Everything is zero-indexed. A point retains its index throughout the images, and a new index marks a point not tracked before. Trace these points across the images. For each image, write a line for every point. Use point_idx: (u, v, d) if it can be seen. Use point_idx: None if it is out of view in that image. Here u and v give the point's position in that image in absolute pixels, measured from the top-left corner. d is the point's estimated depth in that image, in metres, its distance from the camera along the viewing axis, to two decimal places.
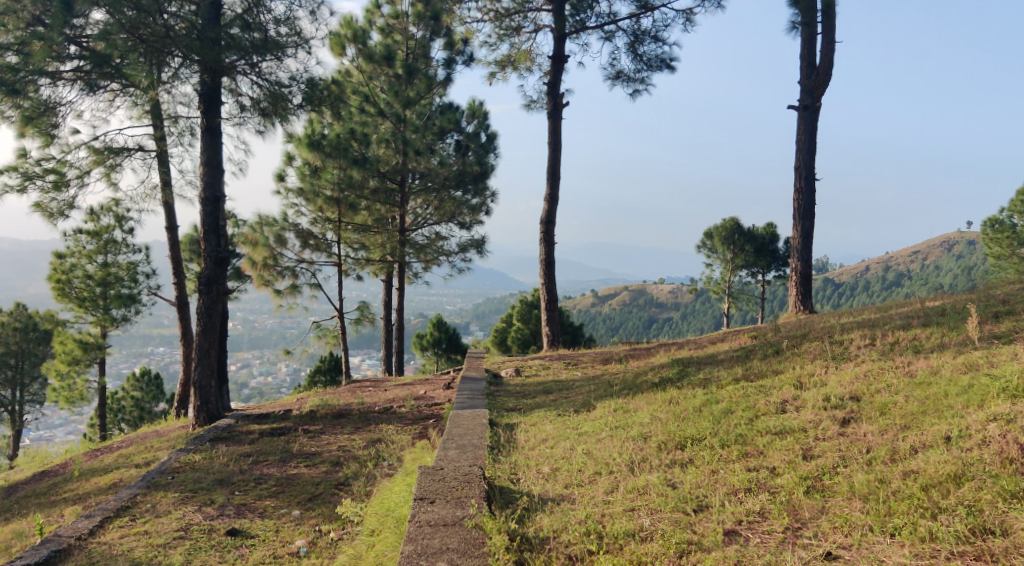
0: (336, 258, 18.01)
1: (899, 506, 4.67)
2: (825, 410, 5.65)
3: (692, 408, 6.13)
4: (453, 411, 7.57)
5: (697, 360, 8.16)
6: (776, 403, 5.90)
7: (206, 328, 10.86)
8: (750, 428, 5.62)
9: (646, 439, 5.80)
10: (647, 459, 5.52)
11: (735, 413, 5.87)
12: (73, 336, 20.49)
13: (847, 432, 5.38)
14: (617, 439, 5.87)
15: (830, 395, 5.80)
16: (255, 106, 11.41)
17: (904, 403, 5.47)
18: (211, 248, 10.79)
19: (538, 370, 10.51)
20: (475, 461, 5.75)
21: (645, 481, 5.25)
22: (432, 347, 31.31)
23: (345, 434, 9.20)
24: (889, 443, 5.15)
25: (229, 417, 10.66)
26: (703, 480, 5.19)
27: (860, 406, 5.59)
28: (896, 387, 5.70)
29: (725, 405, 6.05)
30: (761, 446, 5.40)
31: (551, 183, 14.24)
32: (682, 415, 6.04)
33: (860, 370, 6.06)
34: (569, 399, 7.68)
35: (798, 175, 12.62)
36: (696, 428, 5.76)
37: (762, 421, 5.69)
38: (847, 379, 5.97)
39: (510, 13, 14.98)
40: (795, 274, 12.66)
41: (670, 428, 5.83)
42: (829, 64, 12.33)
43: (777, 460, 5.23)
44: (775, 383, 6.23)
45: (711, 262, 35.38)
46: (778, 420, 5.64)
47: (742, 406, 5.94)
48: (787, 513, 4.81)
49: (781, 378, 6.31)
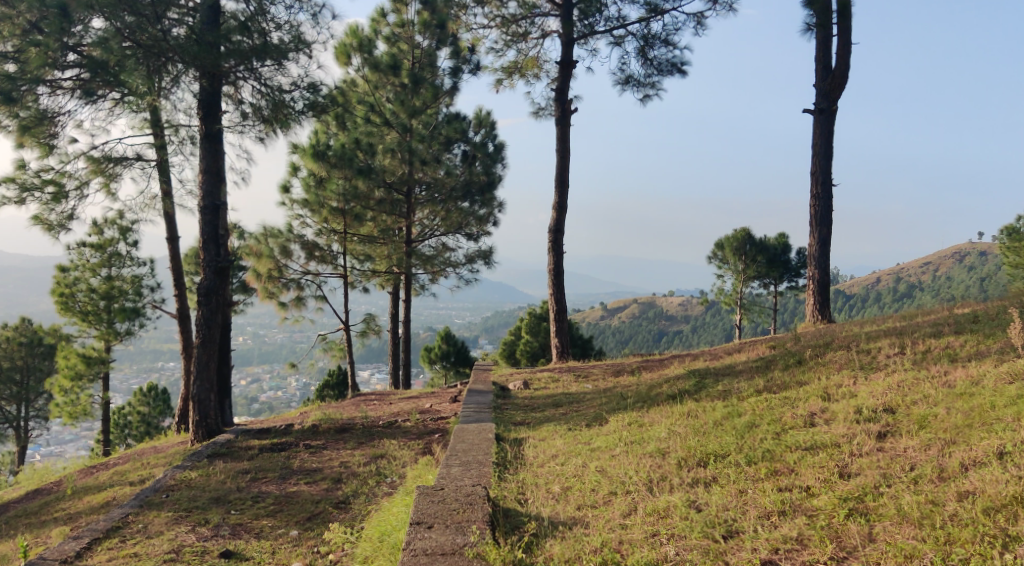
0: (342, 270, 17.62)
1: (962, 533, 4.28)
2: (858, 424, 5.28)
3: (712, 422, 5.76)
4: (459, 424, 7.23)
5: (715, 371, 7.79)
6: (803, 415, 5.53)
7: (205, 340, 10.55)
8: (778, 443, 5.25)
9: (663, 456, 5.44)
10: (667, 478, 5.16)
11: (760, 427, 5.50)
12: (76, 351, 20.23)
13: (885, 447, 5.01)
14: (632, 455, 5.51)
15: (861, 406, 5.44)
16: (257, 114, 11.14)
17: (946, 416, 5.10)
18: (211, 258, 10.52)
19: (547, 383, 10.14)
20: (479, 480, 5.40)
21: (669, 503, 4.87)
22: (441, 361, 30.95)
23: (348, 450, 8.87)
24: (934, 460, 4.78)
25: (229, 433, 10.32)
26: (731, 501, 4.82)
27: (897, 420, 5.22)
28: (934, 398, 5.33)
29: (748, 418, 5.69)
30: (792, 464, 5.04)
31: (559, 191, 13.93)
32: (704, 429, 5.67)
33: (893, 381, 5.68)
34: (580, 412, 7.33)
35: (814, 181, 12.27)
36: (719, 443, 5.39)
37: (789, 435, 5.32)
38: (879, 390, 5.59)
39: (517, 19, 14.72)
40: (812, 283, 12.28)
41: (690, 443, 5.47)
42: (846, 66, 12.00)
43: (812, 479, 4.86)
44: (800, 394, 5.86)
45: (722, 273, 34.89)
46: (808, 435, 5.27)
47: (766, 420, 5.57)
48: (830, 540, 4.43)
49: (806, 389, 5.94)
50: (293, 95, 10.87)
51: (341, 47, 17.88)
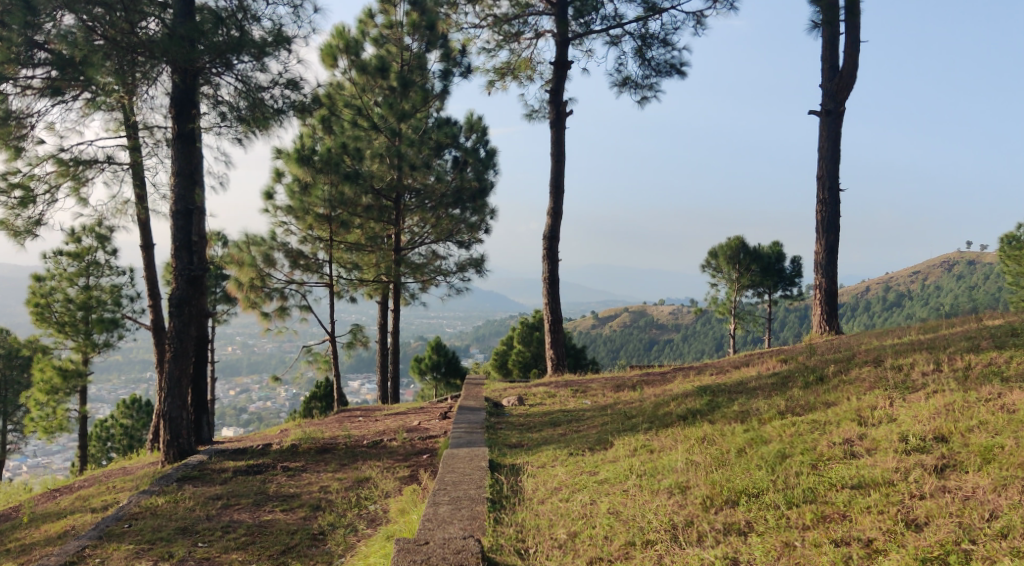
0: (327, 279, 16.97)
1: None
2: (908, 456, 4.68)
3: (733, 450, 5.16)
4: (448, 448, 6.62)
5: (726, 388, 7.18)
6: (840, 445, 4.92)
7: (177, 354, 9.87)
8: (819, 480, 4.64)
9: (684, 493, 4.83)
10: (694, 523, 4.54)
11: (792, 458, 4.90)
12: (52, 363, 19.47)
13: (950, 487, 4.41)
14: (648, 492, 4.89)
15: (907, 434, 4.84)
16: (234, 113, 10.55)
17: (1016, 449, 4.51)
18: (183, 266, 9.87)
19: (543, 399, 9.52)
20: (470, 527, 4.74)
21: (705, 559, 4.24)
22: (431, 371, 30.23)
23: (329, 473, 8.25)
24: (1018, 507, 4.19)
25: (202, 453, 9.64)
26: (779, 560, 4.19)
27: (954, 451, 4.64)
28: (993, 425, 4.75)
29: (776, 446, 5.08)
30: (843, 508, 4.43)
31: (554, 197, 13.35)
32: (727, 462, 5.05)
33: (939, 404, 5.08)
34: (581, 434, 6.74)
35: (821, 186, 11.72)
36: (748, 478, 4.79)
37: (832, 471, 4.71)
38: (924, 414, 5.00)
39: (510, 19, 14.16)
40: (819, 292, 11.71)
41: (714, 478, 4.85)
42: (854, 66, 11.47)
43: (872, 530, 4.24)
44: (830, 418, 5.26)
45: (716, 282, 34.27)
46: (852, 470, 4.66)
47: (799, 449, 4.96)
48: None
49: (835, 412, 5.34)
50: (272, 94, 10.27)
51: (327, 49, 17.28)
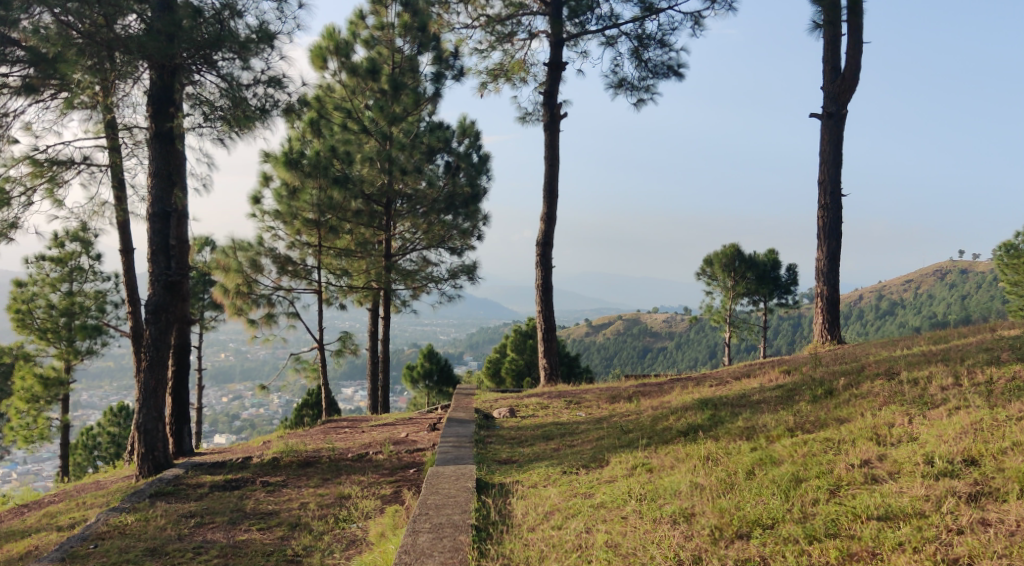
0: (316, 286, 16.53)
1: None
2: (938, 482, 4.32)
3: (741, 473, 4.78)
4: (434, 466, 6.23)
5: (728, 401, 6.81)
6: (860, 468, 4.54)
7: (153, 363, 9.42)
8: (841, 510, 4.27)
9: (691, 522, 4.44)
10: (703, 557, 4.15)
11: (807, 483, 4.53)
12: (33, 371, 18.97)
13: (991, 520, 4.05)
14: (650, 520, 4.51)
15: (933, 456, 4.48)
16: (215, 113, 10.17)
17: None
18: (161, 271, 9.42)
19: (535, 411, 9.14)
20: (453, 559, 4.35)
21: None
22: (423, 380, 29.71)
23: (309, 489, 7.87)
24: None
25: (179, 467, 9.22)
26: None
27: (987, 477, 4.28)
28: None
29: (788, 469, 4.71)
30: (871, 543, 4.05)
31: (548, 201, 12.99)
32: (734, 486, 4.67)
33: (966, 422, 4.71)
34: (575, 450, 6.38)
35: (822, 191, 11.38)
36: (759, 507, 4.41)
37: (854, 499, 4.33)
38: (949, 433, 4.64)
39: (503, 18, 13.82)
40: (820, 300, 11.34)
41: (722, 505, 4.47)
42: (856, 68, 11.15)
43: None
44: (844, 436, 4.89)
45: (711, 290, 33.88)
46: (877, 498, 4.28)
47: (815, 472, 4.58)
48: None
49: (849, 429, 4.97)
50: (254, 93, 9.89)
51: (317, 51, 16.92)
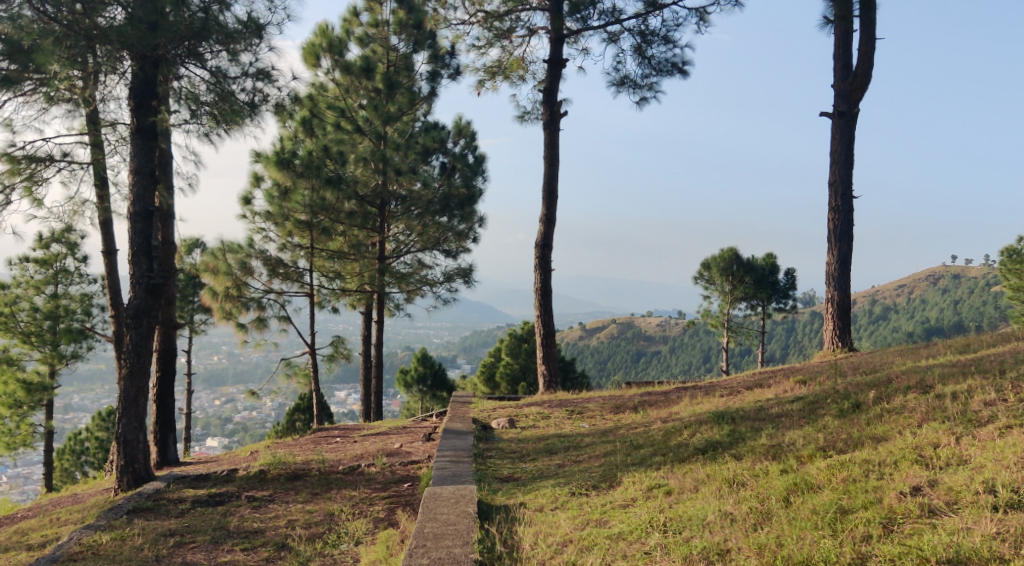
0: (308, 289, 16.07)
1: None
2: (1007, 517, 3.89)
3: (774, 502, 4.35)
4: (431, 484, 5.80)
5: (744, 414, 6.38)
6: (913, 499, 4.11)
7: (134, 370, 8.95)
8: (898, 548, 3.83)
9: (724, 559, 4.01)
10: None
11: (854, 516, 4.09)
12: (16, 376, 18.32)
13: None
14: (677, 557, 4.07)
15: (995, 485, 4.07)
16: (202, 108, 9.73)
17: None
18: (142, 273, 8.95)
19: (536, 422, 8.71)
20: None
21: None
22: (417, 385, 29.18)
23: (298, 505, 7.42)
24: None
25: (160, 479, 8.74)
26: None
27: None
28: None
29: (828, 496, 4.28)
30: None
31: (547, 202, 12.56)
32: (769, 519, 4.24)
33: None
34: (582, 467, 5.95)
35: (833, 192, 10.98)
36: (799, 544, 3.97)
37: (915, 536, 3.89)
38: (1010, 457, 4.21)
39: (502, 14, 13.41)
40: (831, 306, 10.96)
41: (759, 541, 4.05)
42: (868, 65, 10.76)
43: None
44: (887, 458, 4.47)
45: (709, 294, 33.43)
46: (939, 534, 3.85)
47: (862, 503, 4.15)
48: None
49: (891, 450, 4.54)
50: (242, 86, 9.45)
51: (310, 48, 16.47)
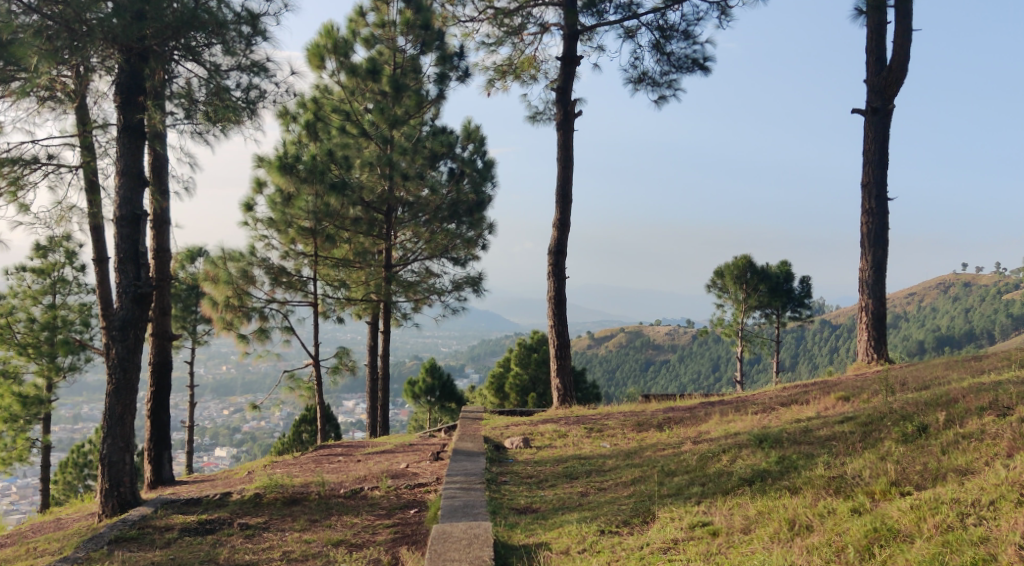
0: (312, 299, 15.28)
1: None
2: None
3: (852, 555, 3.70)
4: (440, 517, 5.18)
5: (789, 436, 5.72)
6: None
7: (120, 386, 8.35)
8: None
9: None
10: None
11: None
12: (12, 389, 17.74)
13: None
14: None
15: None
16: (195, 109, 9.14)
17: None
18: (129, 282, 8.32)
19: (552, 441, 8.08)
20: None
21: None
22: (425, 396, 28.48)
23: (295, 533, 6.78)
24: None
25: (146, 504, 8.13)
26: None
27: None
28: None
29: (924, 549, 3.61)
30: None
31: (561, 207, 11.94)
32: None
33: None
34: (610, 497, 5.33)
35: (867, 194, 10.33)
36: None
37: None
38: None
39: (513, 11, 12.81)
40: (865, 315, 10.30)
41: None
42: (904, 59, 10.11)
43: None
44: (985, 501, 3.82)
45: (722, 303, 32.66)
46: None
47: (970, 560, 3.49)
48: None
49: (988, 488, 3.90)
50: (236, 82, 8.88)
51: (315, 49, 15.91)
